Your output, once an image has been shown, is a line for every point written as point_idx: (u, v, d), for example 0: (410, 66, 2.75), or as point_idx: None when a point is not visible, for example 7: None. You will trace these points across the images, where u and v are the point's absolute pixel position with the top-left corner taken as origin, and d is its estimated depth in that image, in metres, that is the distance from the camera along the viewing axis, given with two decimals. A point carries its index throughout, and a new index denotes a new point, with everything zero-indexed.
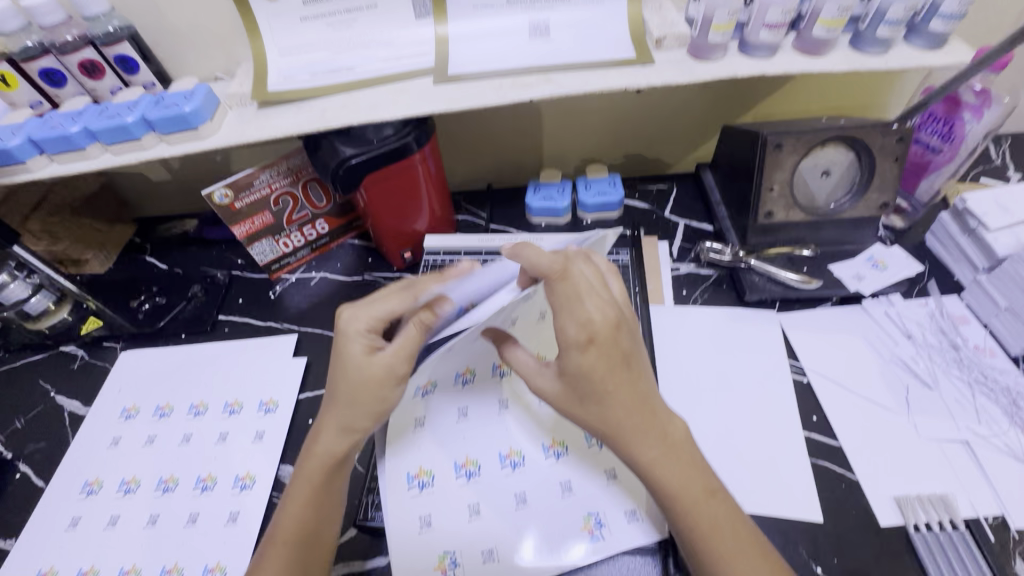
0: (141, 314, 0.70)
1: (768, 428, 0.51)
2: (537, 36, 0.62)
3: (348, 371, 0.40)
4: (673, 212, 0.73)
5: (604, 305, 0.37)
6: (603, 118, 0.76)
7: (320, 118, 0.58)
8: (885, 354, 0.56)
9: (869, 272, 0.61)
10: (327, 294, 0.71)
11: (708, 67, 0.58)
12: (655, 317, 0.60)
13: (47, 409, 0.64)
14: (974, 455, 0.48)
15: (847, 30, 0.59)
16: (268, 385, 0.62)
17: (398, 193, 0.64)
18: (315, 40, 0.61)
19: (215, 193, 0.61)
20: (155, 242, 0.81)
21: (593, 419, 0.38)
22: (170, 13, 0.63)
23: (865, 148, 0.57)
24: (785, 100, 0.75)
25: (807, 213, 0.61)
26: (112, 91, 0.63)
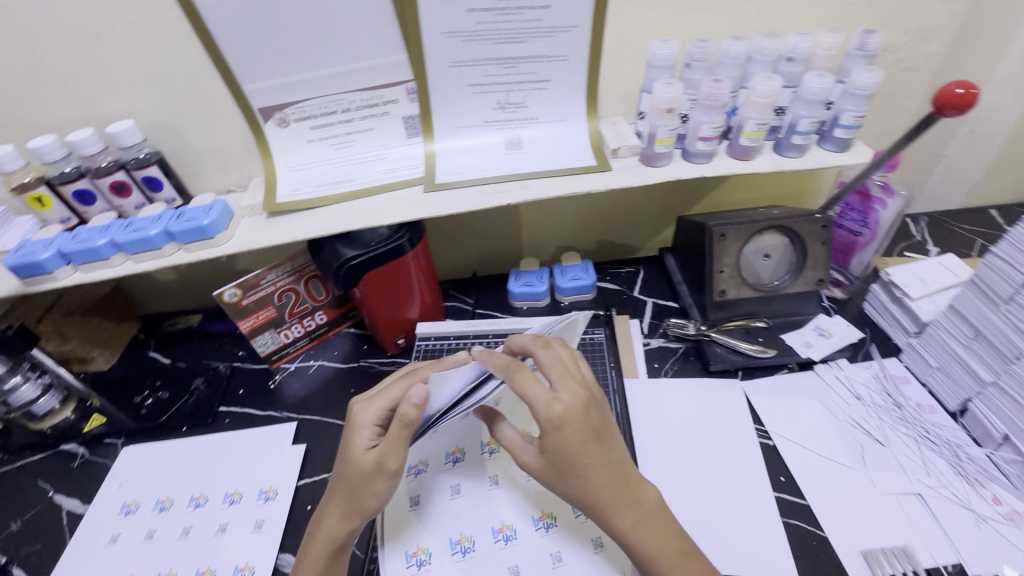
0: (143, 409, 0.73)
1: (740, 491, 0.55)
2: (511, 149, 0.73)
3: (347, 460, 0.43)
4: (642, 292, 0.81)
5: (572, 387, 0.40)
6: (574, 212, 0.86)
7: (324, 224, 0.66)
8: (838, 414, 0.61)
9: (817, 340, 0.68)
10: (325, 381, 0.76)
11: (657, 170, 0.69)
12: (630, 390, 0.65)
13: (44, 509, 0.64)
14: (928, 506, 0.53)
15: (770, 138, 0.71)
16: (268, 473, 0.64)
17: (393, 288, 0.71)
18: (320, 158, 0.71)
19: (225, 293, 0.67)
20: (160, 338, 0.85)
21: (574, 492, 0.41)
22: (192, 139, 0.72)
23: (796, 234, 0.67)
24: (729, 192, 0.86)
25: (756, 289, 0.69)
26: (136, 206, 0.70)
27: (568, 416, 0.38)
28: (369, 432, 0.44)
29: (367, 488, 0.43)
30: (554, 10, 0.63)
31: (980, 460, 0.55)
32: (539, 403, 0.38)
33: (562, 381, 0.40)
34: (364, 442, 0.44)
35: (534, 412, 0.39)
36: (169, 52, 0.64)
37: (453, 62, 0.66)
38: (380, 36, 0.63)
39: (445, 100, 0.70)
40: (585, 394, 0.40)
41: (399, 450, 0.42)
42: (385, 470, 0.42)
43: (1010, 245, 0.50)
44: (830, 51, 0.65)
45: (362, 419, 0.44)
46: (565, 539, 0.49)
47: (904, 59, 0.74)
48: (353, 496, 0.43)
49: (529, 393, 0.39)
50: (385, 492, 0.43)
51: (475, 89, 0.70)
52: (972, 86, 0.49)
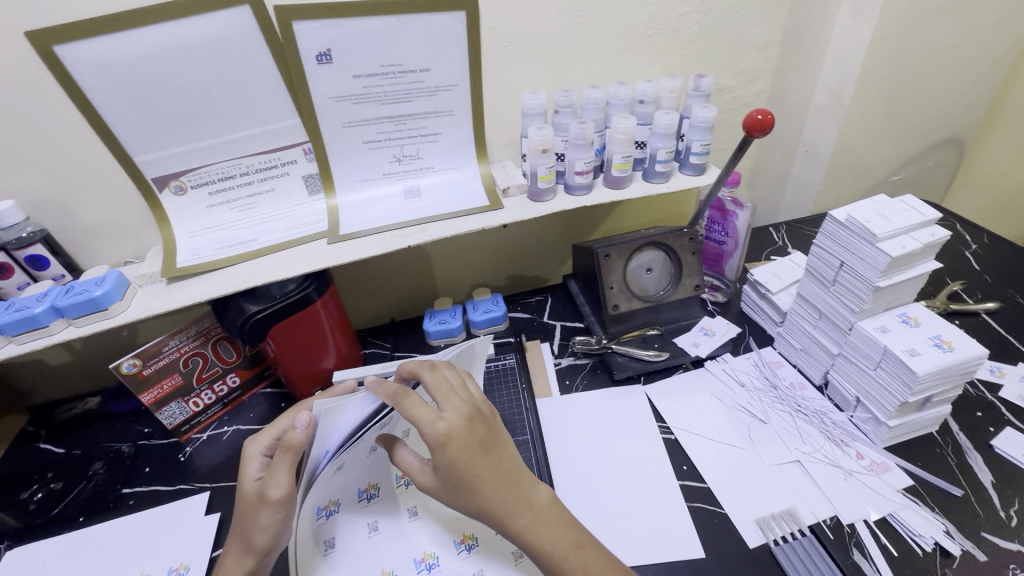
0: (32, 506, 0.68)
1: (647, 484, 0.59)
2: (411, 197, 0.78)
3: (237, 493, 0.44)
4: (551, 316, 0.87)
5: (456, 405, 0.42)
6: (482, 251, 0.92)
7: (227, 284, 0.67)
8: (727, 402, 0.68)
9: (703, 339, 0.76)
10: (240, 445, 0.73)
11: (545, 204, 0.76)
12: (543, 408, 0.69)
13: None
14: (805, 469, 0.59)
15: (639, 169, 0.81)
16: (179, 550, 0.60)
17: (305, 340, 0.72)
18: (220, 222, 0.73)
19: (123, 364, 0.64)
20: (52, 427, 0.79)
21: (471, 506, 0.42)
22: (81, 213, 0.71)
23: (668, 247, 0.76)
24: (617, 219, 0.96)
25: (644, 300, 0.76)
26: (20, 287, 0.67)
27: (454, 433, 0.41)
28: (260, 463, 0.46)
29: (254, 522, 0.42)
30: (432, 73, 0.71)
31: (843, 424, 0.63)
32: (426, 424, 0.40)
33: (447, 401, 0.42)
34: (254, 473, 0.45)
35: (421, 433, 0.40)
36: (51, 129, 0.65)
37: (345, 122, 0.72)
38: (272, 103, 0.68)
39: (342, 157, 0.75)
40: (469, 410, 0.42)
41: (281, 477, 0.42)
42: (267, 500, 0.42)
43: (825, 237, 0.61)
44: (673, 93, 0.77)
45: (252, 450, 0.46)
46: (486, 558, 0.51)
47: (736, 97, 0.88)
48: (243, 531, 0.43)
49: (416, 415, 0.41)
50: (274, 524, 0.43)
51: (369, 145, 0.75)
52: (769, 112, 0.61)
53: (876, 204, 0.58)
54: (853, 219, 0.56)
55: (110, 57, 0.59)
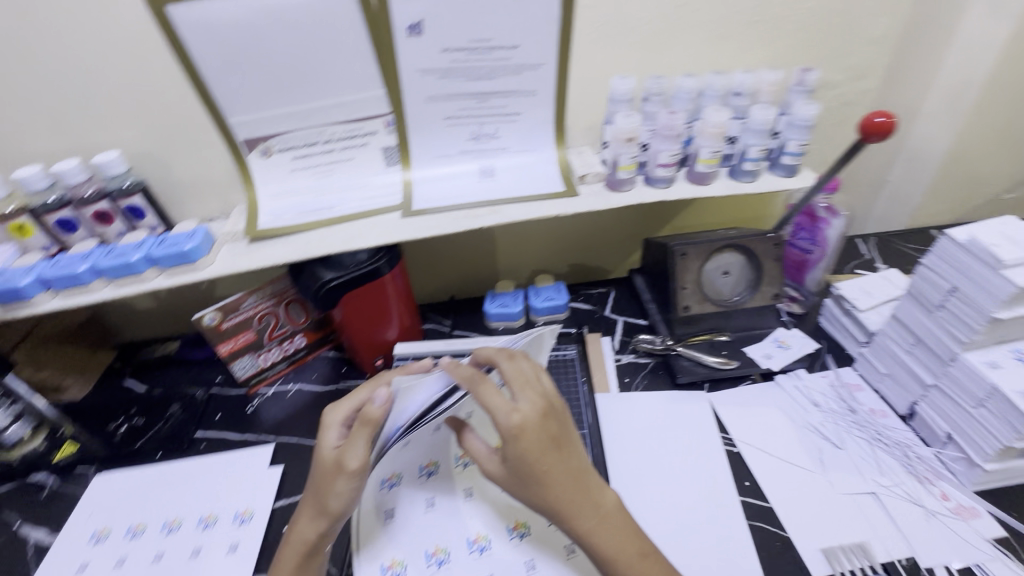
0: (118, 437, 0.73)
1: (706, 496, 0.57)
2: (485, 177, 0.77)
3: (315, 458, 0.44)
4: (613, 311, 0.85)
5: (531, 397, 0.42)
6: (548, 237, 0.91)
7: (305, 249, 0.69)
8: (798, 421, 0.64)
9: (776, 351, 0.72)
10: (303, 403, 0.76)
11: (622, 195, 0.74)
12: (601, 403, 0.68)
13: (8, 542, 0.63)
14: (881, 503, 0.55)
15: (725, 165, 0.76)
16: (244, 496, 0.64)
17: (371, 309, 0.73)
18: (301, 187, 0.74)
19: (205, 316, 0.68)
20: (136, 365, 0.85)
21: (536, 501, 0.42)
22: (175, 168, 0.75)
23: (750, 251, 0.72)
24: (691, 216, 0.92)
25: (716, 304, 0.73)
26: (119, 234, 0.72)
27: (527, 426, 0.40)
28: (340, 432, 0.45)
29: (329, 488, 0.42)
30: (521, 50, 0.69)
31: (929, 459, 0.59)
32: (500, 414, 0.40)
33: (522, 392, 0.42)
34: (331, 442, 0.44)
35: (495, 422, 0.40)
36: (155, 86, 0.67)
37: (428, 96, 0.71)
38: (360, 72, 0.68)
39: (422, 131, 0.75)
40: (543, 404, 0.42)
41: (359, 447, 0.42)
42: (344, 468, 0.41)
43: (937, 256, 0.55)
44: (773, 87, 0.72)
45: (332, 418, 0.46)
46: (537, 548, 0.51)
47: (840, 95, 0.81)
48: (318, 495, 0.43)
49: (491, 403, 0.41)
50: (349, 493, 0.42)
51: (449, 121, 0.74)
52: (892, 116, 0.56)
53: (1005, 226, 0.52)
54: (976, 241, 0.51)
55: (216, 20, 0.61)
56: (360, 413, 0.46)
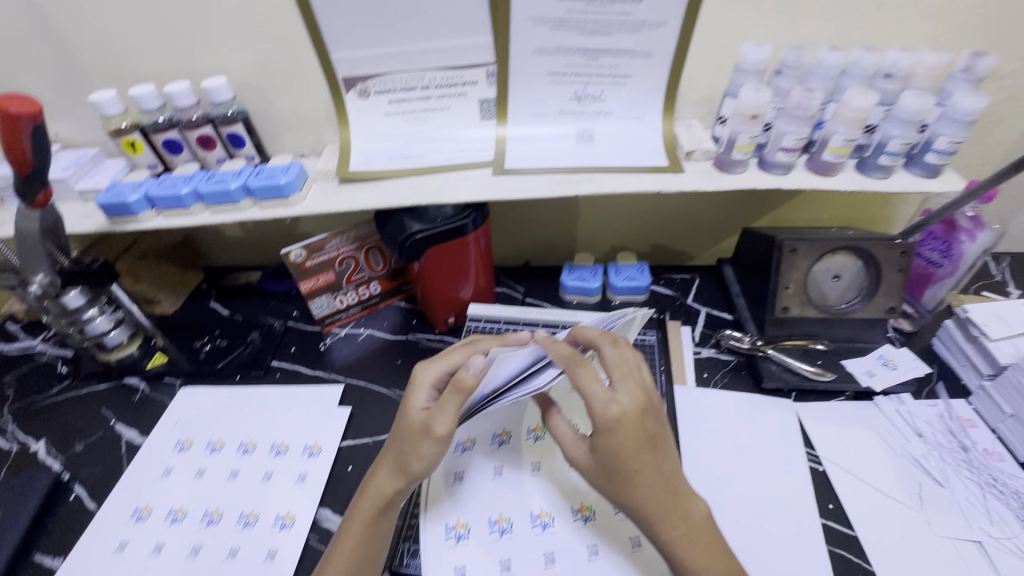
0: (202, 355, 0.77)
1: (784, 511, 0.54)
2: (583, 141, 0.72)
3: (402, 416, 0.46)
4: (696, 300, 0.80)
5: (631, 389, 0.41)
6: (635, 213, 0.85)
7: (394, 197, 0.68)
8: (896, 449, 0.59)
9: (880, 370, 0.65)
10: (373, 348, 0.78)
11: (732, 177, 0.67)
12: (678, 396, 0.65)
13: (105, 436, 0.68)
14: (988, 555, 0.50)
15: (853, 156, 0.68)
16: (313, 430, 0.66)
17: (450, 266, 0.72)
18: (393, 132, 0.73)
19: (291, 252, 0.69)
20: (221, 289, 0.89)
21: (620, 494, 0.42)
22: (274, 101, 0.75)
23: (871, 257, 0.64)
24: (796, 210, 0.84)
25: (820, 310, 0.67)
26: (218, 160, 0.73)
27: (624, 419, 0.40)
28: (428, 393, 0.47)
29: (414, 449, 0.44)
30: (644, 6, 0.62)
31: None
32: (597, 402, 0.40)
33: (623, 382, 0.41)
34: (420, 402, 0.46)
35: (591, 409, 0.40)
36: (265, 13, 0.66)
37: (536, 48, 0.67)
38: (467, 15, 0.64)
39: (523, 86, 0.70)
40: (643, 399, 0.41)
41: (447, 414, 0.43)
42: (431, 432, 0.43)
43: None
44: (932, 71, 0.62)
45: (423, 379, 0.47)
46: (601, 534, 0.49)
47: (1007, 87, 0.70)
48: (401, 453, 0.44)
49: (589, 390, 0.40)
50: (431, 456, 0.44)
51: (553, 78, 0.69)
52: None
53: None
54: None
55: None
56: (449, 378, 0.47)
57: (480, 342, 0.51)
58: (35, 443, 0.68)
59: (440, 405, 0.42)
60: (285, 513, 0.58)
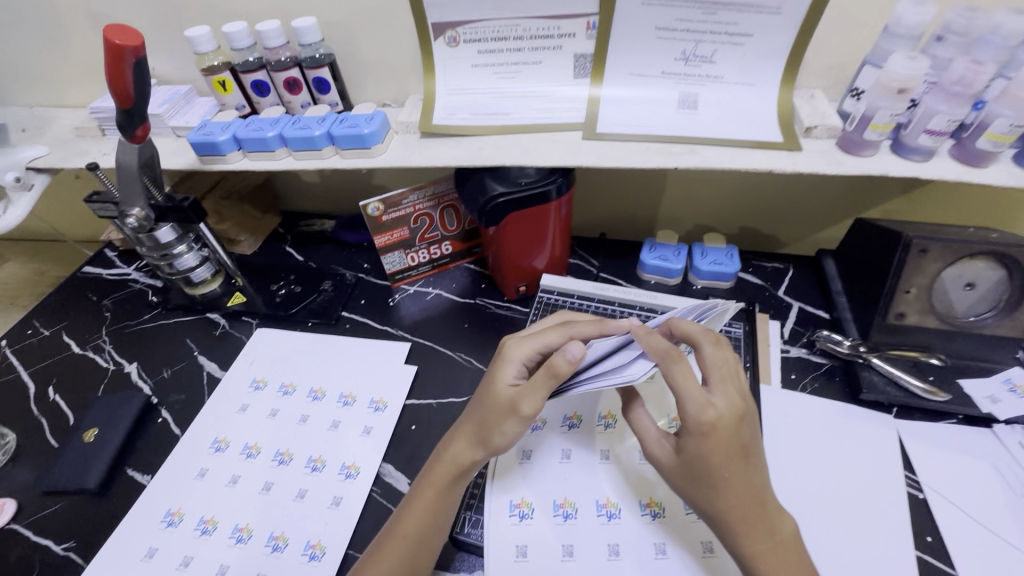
0: (278, 298, 0.79)
1: (874, 534, 0.49)
2: (685, 107, 0.65)
3: (488, 389, 0.44)
4: (788, 293, 0.73)
5: (730, 394, 0.36)
6: (727, 191, 0.78)
7: (477, 156, 0.65)
8: (1015, 488, 0.52)
9: (1006, 396, 0.57)
10: (440, 309, 0.77)
11: (858, 161, 0.59)
12: (762, 396, 0.60)
13: (189, 366, 0.72)
14: None
15: (1013, 146, 0.57)
16: (379, 385, 0.66)
17: (530, 234, 0.69)
18: (481, 86, 0.68)
19: (369, 205, 0.68)
20: (296, 235, 0.91)
21: (701, 503, 0.38)
22: (361, 45, 0.72)
23: (1019, 266, 0.55)
24: (919, 202, 0.74)
25: (942, 321, 0.59)
26: (303, 105, 0.72)
27: (719, 426, 0.36)
28: (517, 370, 0.45)
29: (497, 424, 0.42)
30: None
31: None
32: (692, 404, 0.36)
33: (721, 385, 0.37)
34: (508, 378, 0.44)
35: (682, 410, 0.36)
36: None
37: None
38: None
39: (625, 42, 0.64)
40: (741, 406, 0.37)
41: (536, 397, 0.41)
42: (516, 412, 0.42)
43: None
44: None
45: (514, 354, 0.45)
46: (670, 532, 0.47)
47: None
48: (483, 426, 0.43)
49: (684, 389, 0.36)
50: (513, 434, 0.43)
51: (660, 34, 0.62)
52: None
53: None
54: None
55: None
56: (541, 358, 0.45)
57: (575, 323, 0.48)
58: (129, 365, 0.73)
59: (530, 387, 0.41)
60: (350, 464, 0.59)
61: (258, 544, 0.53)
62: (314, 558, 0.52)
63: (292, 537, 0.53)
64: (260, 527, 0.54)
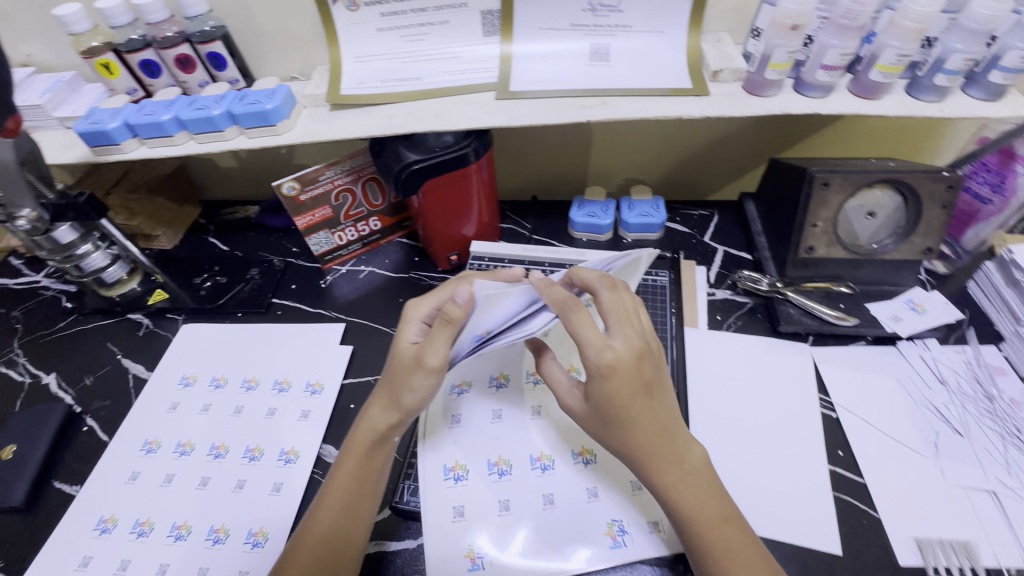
0: (203, 291, 0.76)
1: (790, 456, 0.52)
2: (597, 60, 0.64)
3: (393, 351, 0.45)
4: (713, 238, 0.75)
5: (628, 335, 0.38)
6: (652, 142, 0.79)
7: (388, 124, 0.62)
8: (916, 397, 0.56)
9: (907, 314, 0.61)
10: (374, 287, 0.75)
11: (762, 101, 0.60)
12: (688, 339, 0.62)
13: (113, 370, 0.69)
14: (1000, 506, 0.48)
15: (904, 75, 0.60)
16: (315, 368, 0.65)
17: (453, 201, 0.68)
18: (388, 51, 0.66)
19: (284, 185, 0.65)
20: (219, 225, 0.87)
21: (614, 442, 0.40)
22: (256, 15, 0.68)
23: (912, 192, 0.58)
24: (832, 139, 0.77)
25: (849, 251, 0.62)
26: (200, 84, 0.68)
27: (618, 366, 0.37)
28: (419, 329, 0.46)
29: (406, 382, 0.43)
30: None
31: None
32: (591, 348, 0.37)
33: (619, 328, 0.38)
34: (411, 337, 0.45)
35: (583, 356, 0.37)
36: None
37: None
38: None
39: None
40: (639, 345, 0.38)
41: (438, 346, 0.42)
42: (423, 364, 0.42)
43: None
44: None
45: (413, 314, 0.46)
46: (601, 476, 0.49)
47: None
48: (395, 388, 0.44)
49: (583, 335, 0.37)
50: (425, 389, 0.43)
51: None
52: None
53: None
54: None
55: None
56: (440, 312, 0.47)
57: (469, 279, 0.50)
58: (46, 375, 0.69)
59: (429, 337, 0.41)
60: (289, 449, 0.58)
61: (198, 539, 0.52)
62: (257, 545, 0.52)
63: (233, 527, 0.53)
64: (198, 522, 0.53)
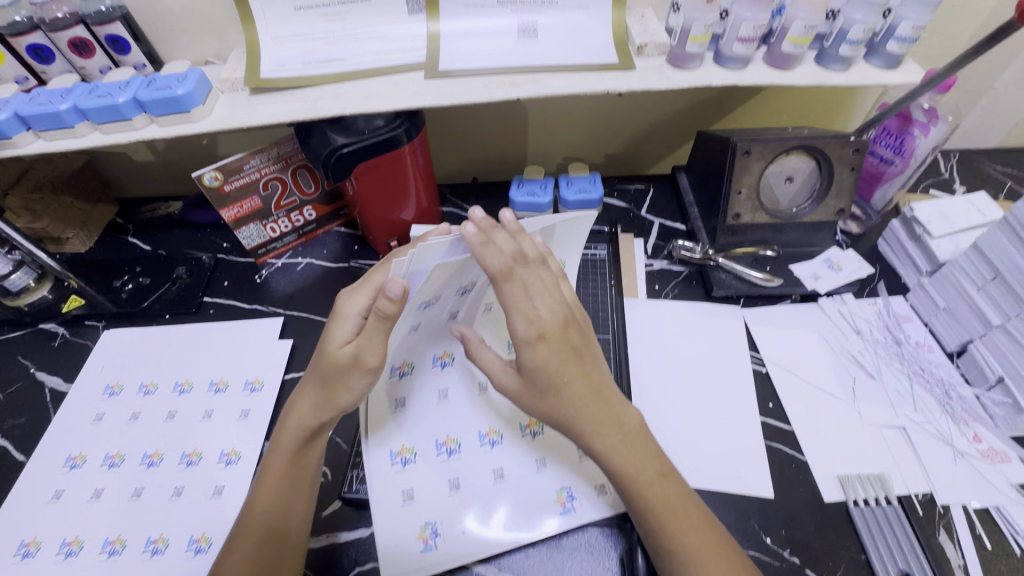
0: (124, 294, 0.71)
1: (726, 412, 0.55)
2: (525, 37, 0.64)
3: (325, 350, 0.43)
4: (649, 211, 0.78)
5: (553, 302, 0.40)
6: (587, 119, 0.79)
7: (312, 107, 0.60)
8: (835, 346, 0.60)
9: (826, 272, 0.66)
10: (313, 278, 0.73)
11: (686, 74, 0.62)
12: (628, 309, 0.64)
13: (26, 385, 0.64)
14: (908, 439, 0.53)
15: (813, 46, 0.63)
16: (253, 365, 0.63)
17: (387, 184, 0.66)
18: (308, 30, 0.62)
19: (205, 175, 0.61)
20: (138, 224, 0.81)
21: (551, 412, 0.41)
22: None
23: (824, 156, 0.62)
24: (754, 111, 0.81)
25: (771, 216, 0.66)
26: (101, 70, 0.63)
27: (546, 332, 0.39)
28: (353, 324, 0.44)
29: (341, 381, 0.43)
30: None
31: (968, 400, 0.55)
32: (520, 318, 0.38)
33: (543, 297, 0.40)
34: (345, 334, 0.43)
35: (512, 327, 0.38)
36: None
37: None
38: None
39: None
40: (563, 312, 0.40)
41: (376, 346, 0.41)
42: (362, 364, 0.42)
43: None
44: None
45: (348, 309, 0.44)
46: (549, 447, 0.50)
47: None
48: (325, 386, 0.43)
49: (511, 306, 0.38)
50: (363, 388, 0.43)
51: None
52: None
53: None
54: None
55: None
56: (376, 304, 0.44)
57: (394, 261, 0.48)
58: None
59: (367, 338, 0.40)
60: (230, 450, 0.56)
61: (134, 553, 0.50)
62: (200, 552, 0.49)
63: (172, 536, 0.50)
64: (134, 535, 0.51)
